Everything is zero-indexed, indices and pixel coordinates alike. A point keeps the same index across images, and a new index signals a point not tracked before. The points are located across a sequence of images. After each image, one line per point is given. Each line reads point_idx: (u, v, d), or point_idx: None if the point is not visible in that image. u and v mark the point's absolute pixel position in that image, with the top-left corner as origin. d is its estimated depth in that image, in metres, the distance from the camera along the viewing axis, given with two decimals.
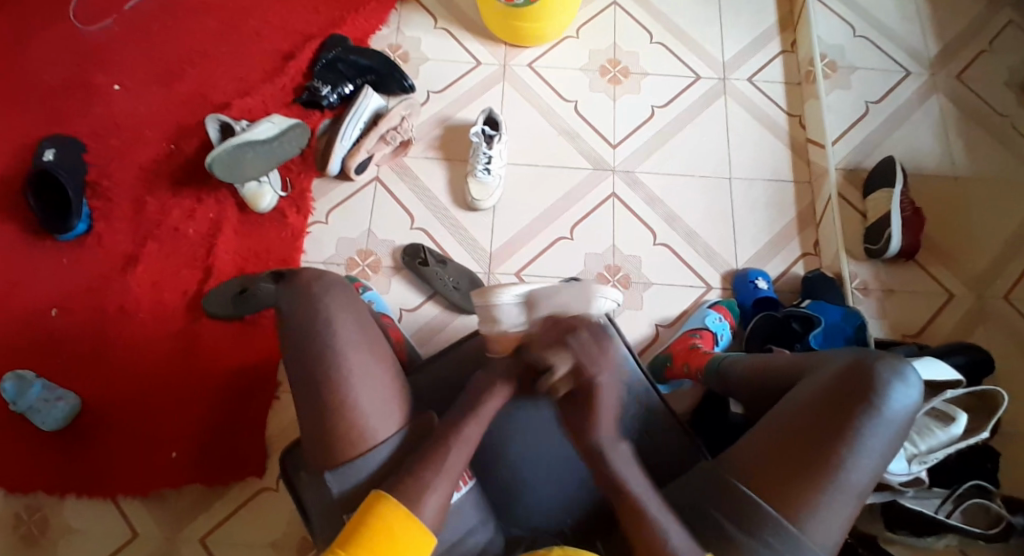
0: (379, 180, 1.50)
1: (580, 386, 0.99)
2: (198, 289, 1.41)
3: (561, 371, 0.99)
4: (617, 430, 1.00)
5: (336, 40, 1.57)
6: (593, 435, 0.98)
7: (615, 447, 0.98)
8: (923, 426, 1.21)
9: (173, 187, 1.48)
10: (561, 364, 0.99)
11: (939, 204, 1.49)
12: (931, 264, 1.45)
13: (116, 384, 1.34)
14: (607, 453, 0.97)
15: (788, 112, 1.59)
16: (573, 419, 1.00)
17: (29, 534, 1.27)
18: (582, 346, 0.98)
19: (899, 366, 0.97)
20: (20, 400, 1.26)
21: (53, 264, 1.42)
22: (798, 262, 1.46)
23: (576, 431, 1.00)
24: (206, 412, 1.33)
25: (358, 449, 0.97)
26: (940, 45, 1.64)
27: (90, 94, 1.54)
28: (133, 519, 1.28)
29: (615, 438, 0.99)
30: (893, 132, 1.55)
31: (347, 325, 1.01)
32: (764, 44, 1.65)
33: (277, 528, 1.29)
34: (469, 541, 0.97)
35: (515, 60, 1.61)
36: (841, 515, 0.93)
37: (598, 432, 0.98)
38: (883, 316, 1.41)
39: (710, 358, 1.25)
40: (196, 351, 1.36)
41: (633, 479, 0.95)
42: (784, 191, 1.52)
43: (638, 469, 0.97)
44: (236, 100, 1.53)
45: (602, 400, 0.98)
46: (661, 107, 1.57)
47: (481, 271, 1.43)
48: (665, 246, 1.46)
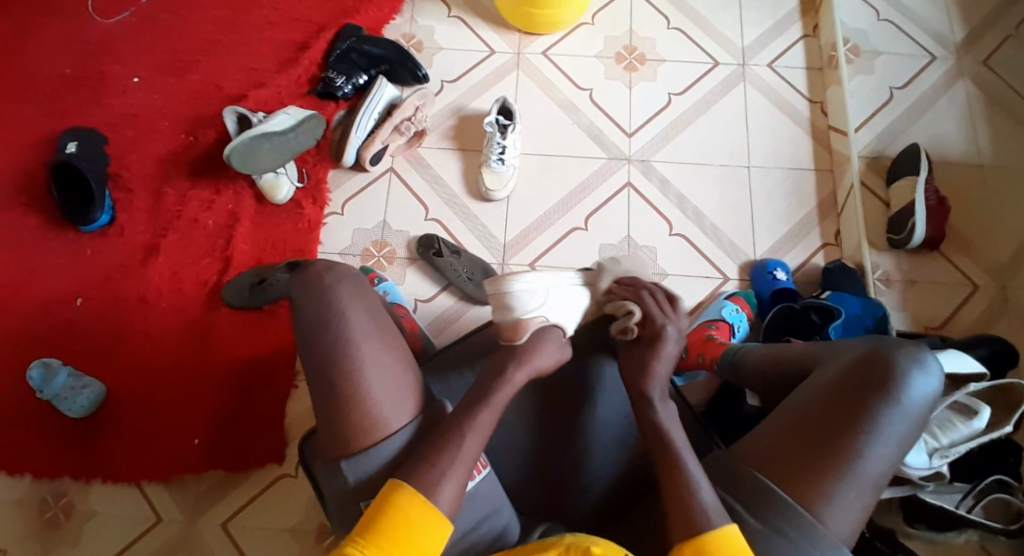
0: (393, 171, 1.50)
1: (646, 334, 1.06)
2: (217, 279, 1.43)
3: (633, 318, 1.07)
4: (666, 390, 1.02)
5: (350, 29, 1.58)
6: (646, 387, 1.01)
7: (664, 404, 1.00)
8: (943, 419, 1.18)
9: (192, 179, 1.50)
10: (631, 312, 1.08)
11: (964, 193, 1.45)
12: (955, 254, 1.41)
13: (136, 373, 1.37)
14: None
15: (809, 98, 1.55)
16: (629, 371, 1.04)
17: (54, 519, 1.30)
18: (655, 302, 1.09)
19: (917, 353, 0.96)
20: (46, 388, 1.28)
21: (76, 255, 1.45)
22: (819, 252, 1.44)
23: (631, 380, 1.03)
24: (225, 400, 1.36)
25: (371, 438, 0.98)
26: (967, 28, 1.58)
27: (110, 88, 1.56)
28: (155, 505, 1.31)
29: (664, 395, 1.00)
30: (917, 118, 1.51)
31: (359, 314, 1.02)
32: (785, 28, 1.61)
33: (296, 514, 1.31)
34: (481, 529, 0.97)
35: (529, 48, 1.59)
36: (858, 506, 0.91)
37: (652, 384, 1.01)
38: (905, 309, 1.38)
39: (724, 349, 1.23)
40: (215, 340, 1.38)
41: None
42: (804, 179, 1.49)
43: (679, 428, 0.98)
44: (252, 92, 1.54)
45: (666, 350, 1.03)
46: (677, 95, 1.55)
47: (494, 261, 1.43)
48: (681, 236, 1.45)
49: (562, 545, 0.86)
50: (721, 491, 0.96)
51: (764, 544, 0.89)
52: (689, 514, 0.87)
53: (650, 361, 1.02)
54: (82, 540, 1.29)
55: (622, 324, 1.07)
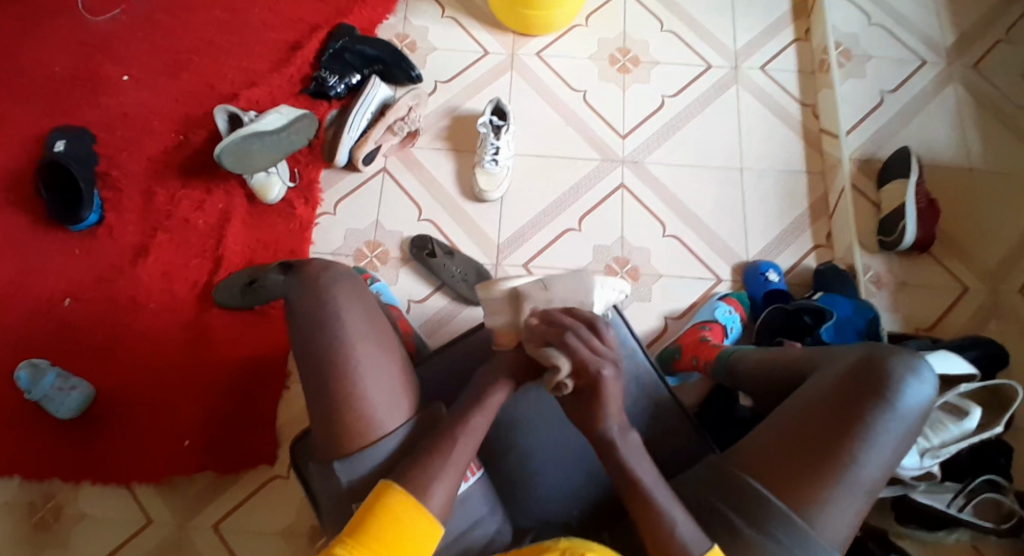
0: (386, 171, 1.50)
1: (584, 383, 0.93)
2: (208, 280, 1.41)
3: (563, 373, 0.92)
4: (625, 419, 0.96)
5: (345, 29, 1.57)
6: (601, 428, 0.95)
7: (624, 436, 0.95)
8: (935, 419, 1.19)
9: (182, 178, 1.48)
10: (562, 363, 0.92)
11: (953, 195, 1.46)
12: (945, 257, 1.42)
13: (128, 373, 1.35)
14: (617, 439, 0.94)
15: (801, 101, 1.56)
16: (578, 410, 0.96)
17: (43, 521, 1.28)
18: (582, 344, 0.92)
19: (911, 361, 0.96)
20: (33, 389, 1.27)
21: (65, 255, 1.43)
22: (810, 254, 1.44)
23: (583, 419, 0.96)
24: (216, 401, 1.34)
25: (365, 439, 0.97)
26: (957, 33, 1.60)
27: (100, 86, 1.55)
28: (147, 506, 1.29)
29: (624, 428, 0.95)
30: (907, 122, 1.52)
31: (355, 314, 1.01)
32: (777, 31, 1.62)
33: (288, 516, 1.30)
34: (477, 530, 0.97)
35: (523, 49, 1.59)
36: (851, 512, 0.91)
37: (605, 424, 0.94)
38: (896, 310, 1.39)
39: (718, 351, 1.24)
40: (206, 341, 1.37)
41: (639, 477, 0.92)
42: (796, 181, 1.50)
43: (647, 458, 0.94)
44: (245, 91, 1.53)
45: (607, 397, 0.93)
46: (670, 97, 1.55)
47: (488, 262, 1.42)
48: (674, 238, 1.45)
49: (558, 548, 0.85)
50: (711, 497, 0.95)
51: (759, 548, 0.90)
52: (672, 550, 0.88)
53: (597, 413, 0.93)
54: (72, 543, 1.27)
55: (553, 381, 0.93)
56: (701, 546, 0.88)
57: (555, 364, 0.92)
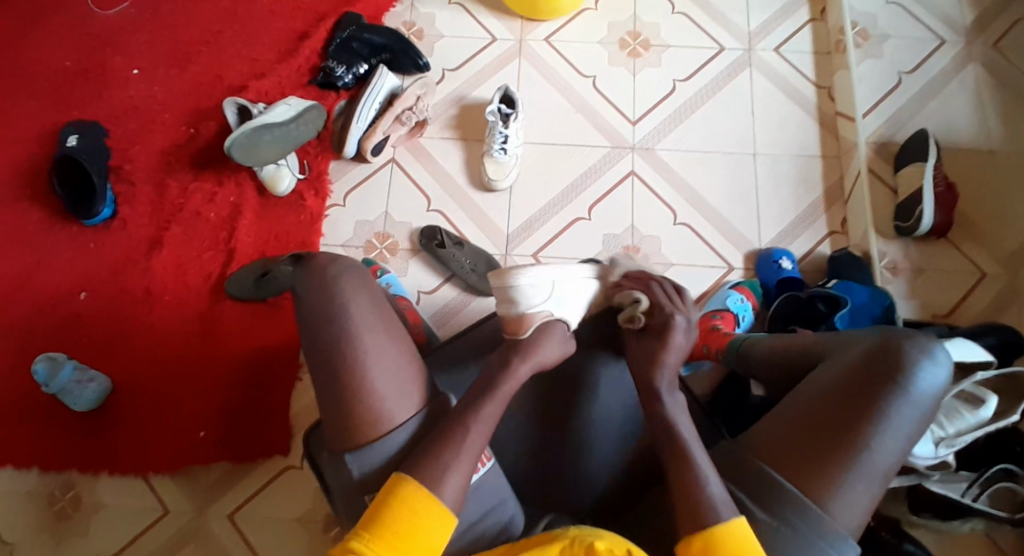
0: (395, 162, 1.49)
1: (655, 323, 1.04)
2: (221, 272, 1.43)
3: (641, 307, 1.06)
4: (676, 379, 1.02)
5: (350, 18, 1.55)
6: (654, 378, 1.01)
7: (672, 394, 1.00)
8: (951, 408, 1.17)
9: (194, 171, 1.49)
10: (639, 300, 1.08)
11: (973, 179, 1.43)
12: (964, 242, 1.39)
13: (142, 365, 1.37)
14: None
15: (816, 83, 1.53)
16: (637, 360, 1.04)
17: (64, 511, 1.32)
18: (663, 291, 1.07)
19: (927, 344, 0.95)
20: (52, 382, 1.28)
21: (80, 249, 1.45)
22: (825, 240, 1.42)
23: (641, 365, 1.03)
24: (232, 391, 1.36)
25: (375, 432, 0.97)
26: (978, 10, 1.55)
27: (110, 80, 1.56)
28: (163, 496, 1.32)
29: (672, 386, 1.00)
30: (926, 103, 1.48)
31: (363, 308, 1.01)
32: (792, 11, 1.58)
33: (303, 503, 1.32)
34: (488, 520, 0.98)
35: (531, 35, 1.57)
36: (866, 498, 0.90)
37: (661, 373, 1.01)
38: (912, 297, 1.37)
39: (731, 338, 1.23)
40: (220, 332, 1.39)
41: None
42: (811, 166, 1.47)
43: (689, 419, 0.98)
44: (253, 82, 1.53)
45: (674, 340, 1.02)
46: (682, 81, 1.53)
47: (497, 252, 1.42)
48: (686, 225, 1.43)
49: (567, 537, 0.86)
50: (728, 484, 0.95)
51: (772, 535, 0.89)
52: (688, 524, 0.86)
53: (660, 353, 1.01)
54: (92, 531, 1.30)
55: (631, 311, 1.06)
56: (725, 513, 0.85)
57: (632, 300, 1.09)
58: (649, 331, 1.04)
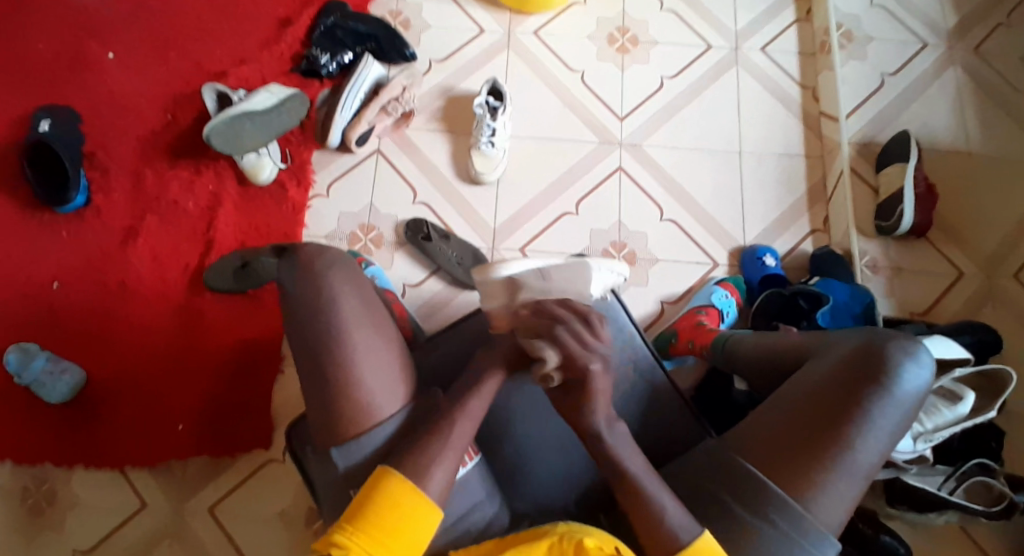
0: (381, 153, 1.47)
1: (572, 376, 0.92)
2: (199, 263, 1.39)
3: (550, 364, 0.92)
4: (614, 410, 0.95)
5: (334, 6, 1.52)
6: (590, 420, 0.93)
7: (612, 430, 0.93)
8: (930, 404, 1.19)
9: (171, 159, 1.45)
10: (549, 355, 0.93)
11: (952, 182, 1.45)
12: (942, 243, 1.42)
13: (120, 356, 1.34)
14: (612, 427, 0.94)
15: (800, 83, 1.54)
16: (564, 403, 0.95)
17: (36, 506, 1.27)
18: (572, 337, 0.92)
19: (910, 346, 0.96)
20: (24, 372, 1.26)
21: (52, 236, 1.40)
22: (807, 239, 1.44)
23: (569, 414, 0.95)
24: (211, 385, 1.33)
25: (361, 427, 0.96)
26: (959, 15, 1.58)
27: (84, 63, 1.51)
28: (142, 490, 1.29)
29: (610, 420, 0.94)
30: (908, 106, 1.51)
31: (352, 298, 0.99)
32: (778, 11, 1.60)
33: (284, 497, 1.29)
34: (474, 514, 0.97)
35: (520, 28, 1.56)
36: (848, 497, 0.91)
37: (594, 416, 0.93)
38: (891, 295, 1.39)
39: (716, 336, 1.23)
40: (199, 324, 1.36)
41: (636, 464, 0.91)
42: (794, 165, 1.48)
43: (637, 448, 0.94)
44: (234, 69, 1.49)
45: (597, 389, 0.92)
46: (670, 78, 1.53)
47: (484, 246, 1.41)
48: (672, 222, 1.44)
49: (556, 533, 0.86)
50: (707, 481, 0.96)
51: (755, 533, 0.90)
52: (657, 531, 0.87)
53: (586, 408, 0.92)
54: (66, 526, 1.27)
55: (540, 373, 0.93)
56: (687, 536, 0.86)
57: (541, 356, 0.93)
58: (568, 385, 0.94)
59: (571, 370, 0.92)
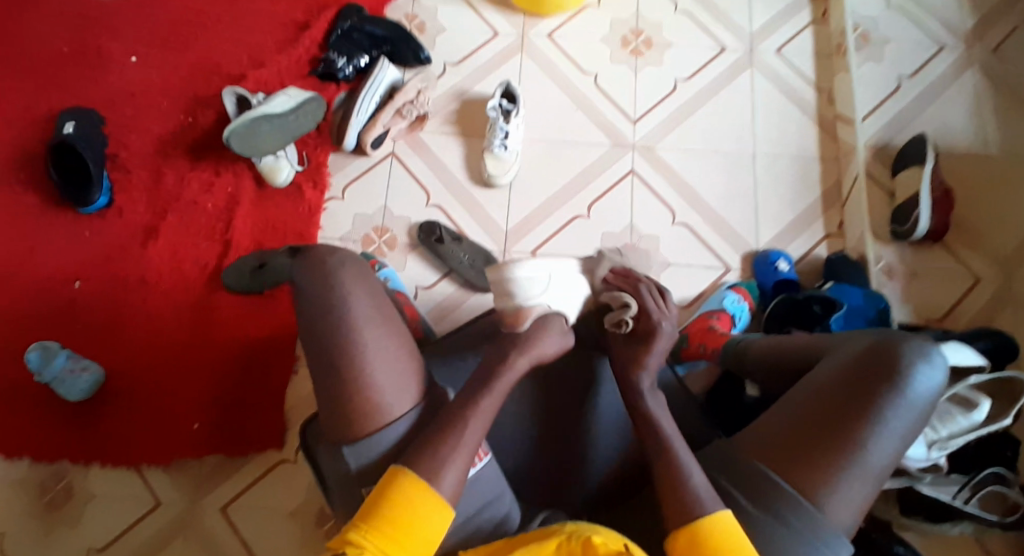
0: (395, 155, 1.49)
1: (640, 330, 1.05)
2: (218, 263, 1.42)
3: (628, 312, 1.04)
4: (637, 398, 0.99)
5: (351, 9, 1.54)
6: (637, 377, 1.02)
7: (654, 393, 1.01)
8: (945, 411, 1.18)
9: (191, 160, 1.48)
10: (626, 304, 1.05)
11: (970, 185, 1.44)
12: (959, 247, 1.40)
13: (136, 356, 1.37)
14: None
15: (816, 85, 1.53)
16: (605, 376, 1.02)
17: (54, 501, 1.31)
18: (648, 294, 1.07)
19: (924, 347, 0.96)
20: (44, 370, 1.29)
21: (75, 236, 1.44)
22: (821, 243, 1.43)
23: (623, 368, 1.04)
24: (227, 382, 1.36)
25: (375, 423, 0.97)
26: (979, 15, 1.56)
27: (107, 66, 1.54)
28: (156, 487, 1.32)
29: (654, 385, 1.02)
30: (926, 108, 1.49)
31: (362, 299, 1.01)
32: (794, 12, 1.59)
33: (297, 496, 1.32)
34: (485, 514, 0.98)
35: (533, 30, 1.57)
36: (860, 497, 0.91)
37: (642, 375, 1.02)
38: (907, 300, 1.38)
39: (727, 340, 1.24)
40: (214, 324, 1.38)
41: None
42: (809, 168, 1.47)
43: (672, 415, 1.00)
44: (252, 72, 1.52)
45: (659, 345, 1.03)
46: (683, 80, 1.53)
47: (497, 250, 1.42)
48: (684, 225, 1.44)
49: (564, 532, 0.87)
50: (716, 477, 0.96)
51: (765, 531, 0.90)
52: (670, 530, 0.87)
53: (643, 355, 1.03)
54: (82, 521, 1.30)
55: (617, 317, 1.05)
56: (710, 506, 0.87)
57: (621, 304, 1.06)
58: (633, 338, 1.05)
59: (643, 322, 1.05)
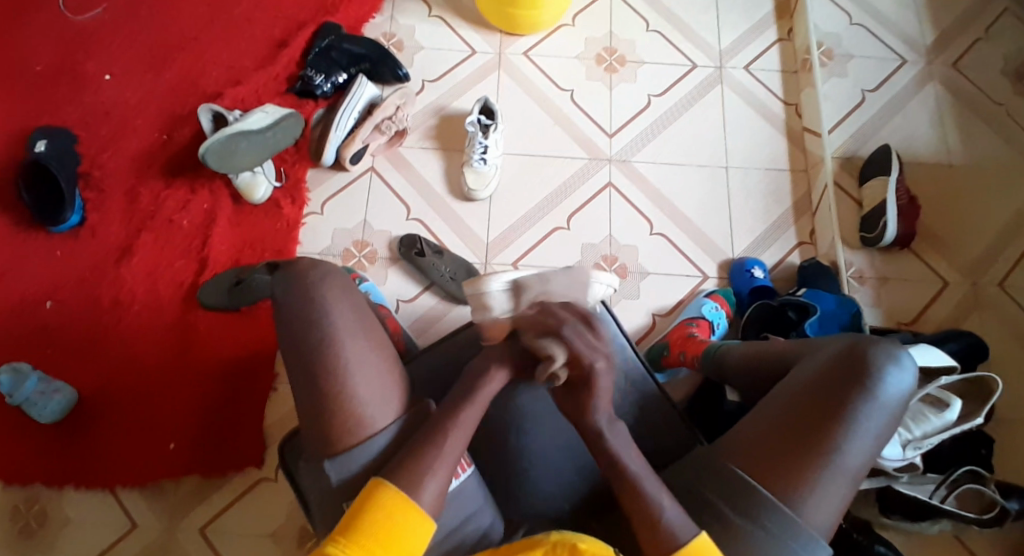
0: (374, 170, 1.49)
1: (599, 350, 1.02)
2: (193, 281, 1.40)
3: (558, 363, 0.97)
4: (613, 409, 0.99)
5: (330, 27, 1.56)
6: (590, 418, 0.97)
7: (613, 428, 0.97)
8: (917, 411, 1.20)
9: (166, 179, 1.47)
10: (556, 353, 0.96)
11: (933, 192, 1.49)
12: (926, 252, 1.45)
13: (113, 375, 1.33)
14: (603, 434, 0.96)
15: (784, 100, 1.58)
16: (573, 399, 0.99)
17: (28, 527, 1.26)
18: (576, 335, 0.97)
19: (893, 349, 0.98)
20: (15, 392, 1.24)
21: (46, 255, 1.41)
22: (794, 251, 1.46)
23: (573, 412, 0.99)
24: (200, 402, 1.33)
25: (355, 438, 0.95)
26: (936, 32, 1.63)
27: (81, 85, 1.53)
28: (133, 510, 1.28)
29: (611, 419, 0.98)
30: (889, 120, 1.55)
31: (343, 309, 1.00)
32: (761, 31, 1.64)
33: (277, 517, 1.29)
34: (469, 526, 0.97)
35: (510, 48, 1.60)
36: (836, 500, 0.92)
37: (597, 413, 0.97)
38: (877, 304, 1.42)
39: (706, 346, 1.25)
40: (190, 343, 1.36)
41: (633, 465, 0.94)
42: (780, 179, 1.52)
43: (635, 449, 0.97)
44: (229, 90, 1.52)
45: (600, 386, 0.97)
46: (657, 96, 1.57)
47: (477, 261, 1.43)
48: (662, 235, 1.46)
49: (548, 542, 0.85)
50: (699, 486, 0.97)
51: (746, 537, 0.91)
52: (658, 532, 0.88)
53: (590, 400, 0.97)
54: (56, 548, 1.25)
55: (547, 371, 0.97)
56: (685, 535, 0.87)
57: (549, 356, 0.97)
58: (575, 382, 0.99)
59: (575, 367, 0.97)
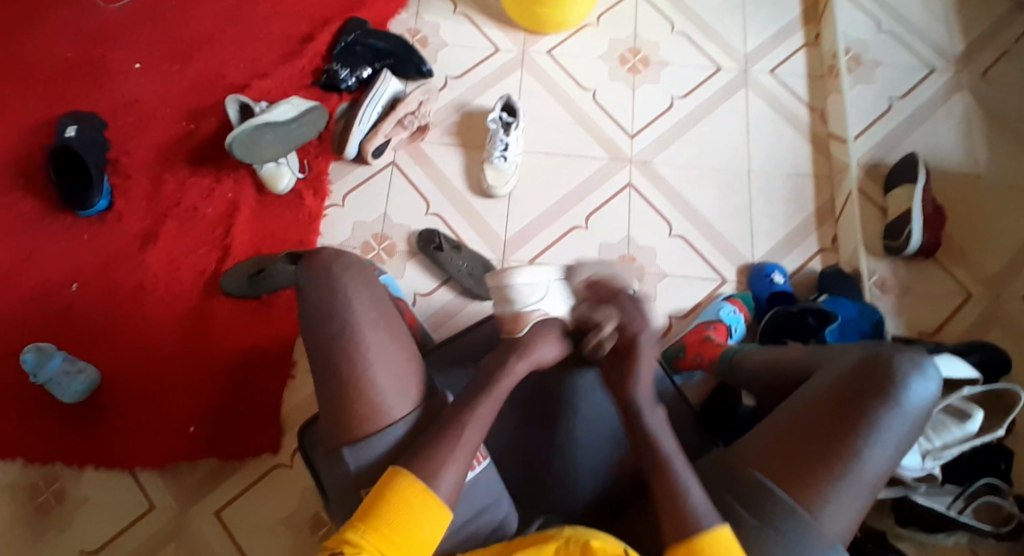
0: (395, 165, 1.50)
1: (621, 347, 1.02)
2: (215, 268, 1.42)
3: (607, 329, 1.03)
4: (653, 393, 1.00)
5: (355, 23, 1.58)
6: (631, 395, 0.99)
7: (652, 410, 0.98)
8: (938, 422, 1.17)
9: (192, 168, 1.49)
10: (607, 320, 1.03)
11: (961, 202, 1.47)
12: (950, 263, 1.43)
13: (136, 358, 1.35)
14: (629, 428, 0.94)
15: (809, 105, 1.57)
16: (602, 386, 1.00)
17: (45, 504, 1.28)
18: (627, 307, 1.04)
19: (917, 359, 0.96)
20: (39, 372, 1.26)
21: (74, 239, 1.44)
22: (816, 257, 1.45)
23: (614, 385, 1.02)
24: (219, 388, 1.34)
25: (373, 427, 0.95)
26: (967, 40, 1.61)
27: (112, 75, 1.56)
28: (150, 492, 1.29)
29: (651, 401, 0.99)
30: (916, 128, 1.53)
31: (363, 296, 1.01)
32: (787, 35, 1.63)
33: (291, 501, 1.29)
34: (483, 518, 0.96)
35: (534, 47, 1.60)
36: (855, 507, 0.91)
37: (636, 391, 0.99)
38: (900, 315, 1.39)
39: (724, 350, 1.23)
40: (211, 330, 1.37)
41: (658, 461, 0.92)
42: (803, 185, 1.50)
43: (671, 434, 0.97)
44: (256, 81, 1.54)
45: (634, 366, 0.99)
46: (679, 98, 1.56)
47: (494, 257, 1.43)
48: (681, 238, 1.45)
49: (561, 537, 0.85)
50: (715, 488, 0.95)
51: (762, 541, 0.89)
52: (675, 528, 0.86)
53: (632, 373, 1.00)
54: (74, 525, 1.27)
55: (595, 338, 1.04)
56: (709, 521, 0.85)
57: (600, 322, 1.04)
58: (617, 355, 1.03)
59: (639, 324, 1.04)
